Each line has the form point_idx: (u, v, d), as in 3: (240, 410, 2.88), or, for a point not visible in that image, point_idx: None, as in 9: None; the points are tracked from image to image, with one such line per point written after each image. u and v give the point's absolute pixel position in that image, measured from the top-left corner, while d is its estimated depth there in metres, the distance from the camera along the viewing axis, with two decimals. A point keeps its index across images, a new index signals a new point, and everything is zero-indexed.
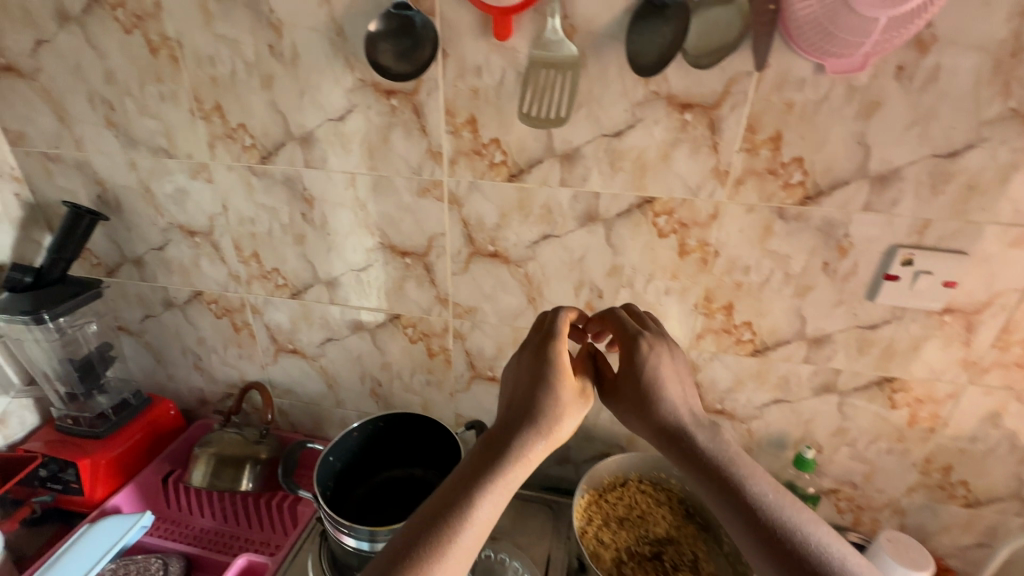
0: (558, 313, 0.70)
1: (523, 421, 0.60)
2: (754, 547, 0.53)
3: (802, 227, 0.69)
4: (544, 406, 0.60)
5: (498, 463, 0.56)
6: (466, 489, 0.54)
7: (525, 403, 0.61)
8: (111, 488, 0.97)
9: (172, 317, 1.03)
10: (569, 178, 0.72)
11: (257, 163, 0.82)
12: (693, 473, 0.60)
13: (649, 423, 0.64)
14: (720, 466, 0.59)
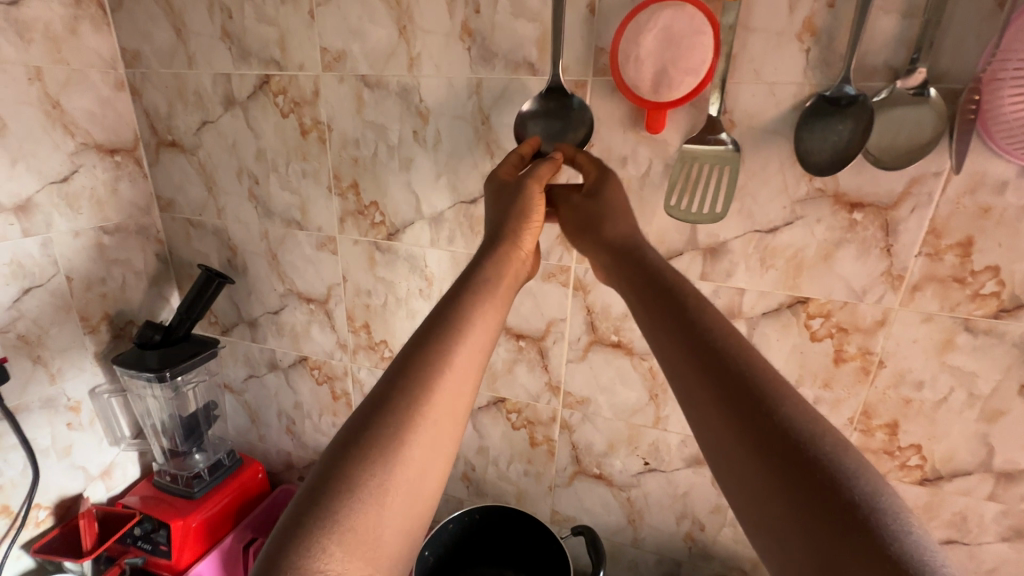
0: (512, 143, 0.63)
1: (466, 286, 0.48)
2: (718, 408, 0.38)
3: (995, 344, 0.60)
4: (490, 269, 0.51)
5: (421, 342, 0.43)
6: (397, 367, 0.42)
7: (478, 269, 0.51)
8: (196, 553, 0.94)
9: (274, 379, 1.05)
10: (711, 272, 0.68)
11: (383, 239, 0.84)
12: (642, 302, 0.48)
13: (633, 268, 0.51)
14: (734, 352, 0.40)
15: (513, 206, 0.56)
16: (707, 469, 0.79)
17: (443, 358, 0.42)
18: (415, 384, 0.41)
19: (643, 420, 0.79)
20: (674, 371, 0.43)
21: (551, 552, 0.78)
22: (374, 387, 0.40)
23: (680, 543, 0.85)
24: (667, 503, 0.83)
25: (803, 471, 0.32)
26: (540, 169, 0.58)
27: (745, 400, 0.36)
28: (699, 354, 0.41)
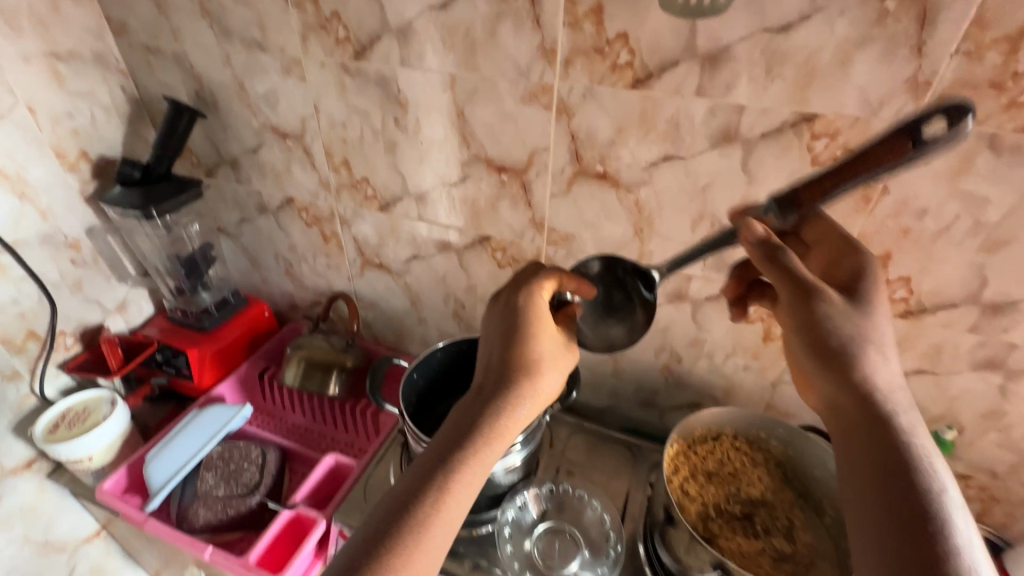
0: (529, 289, 0.60)
1: (495, 397, 0.54)
2: (882, 514, 0.44)
3: (1018, 162, 0.54)
4: (512, 393, 0.54)
5: (448, 458, 0.51)
6: (424, 470, 0.51)
7: (500, 364, 0.56)
8: (216, 377, 1.05)
9: (265, 222, 1.05)
10: (709, 86, 0.60)
11: (351, 60, 0.76)
12: (845, 401, 0.51)
13: (814, 329, 0.52)
14: (903, 467, 0.45)
15: (520, 339, 0.57)
16: (688, 304, 0.79)
17: (443, 481, 0.50)
18: (432, 480, 0.50)
19: (626, 257, 0.78)
20: (833, 400, 0.52)
21: None
22: (397, 492, 0.50)
23: (657, 374, 0.89)
24: (647, 337, 0.85)
25: (904, 507, 0.43)
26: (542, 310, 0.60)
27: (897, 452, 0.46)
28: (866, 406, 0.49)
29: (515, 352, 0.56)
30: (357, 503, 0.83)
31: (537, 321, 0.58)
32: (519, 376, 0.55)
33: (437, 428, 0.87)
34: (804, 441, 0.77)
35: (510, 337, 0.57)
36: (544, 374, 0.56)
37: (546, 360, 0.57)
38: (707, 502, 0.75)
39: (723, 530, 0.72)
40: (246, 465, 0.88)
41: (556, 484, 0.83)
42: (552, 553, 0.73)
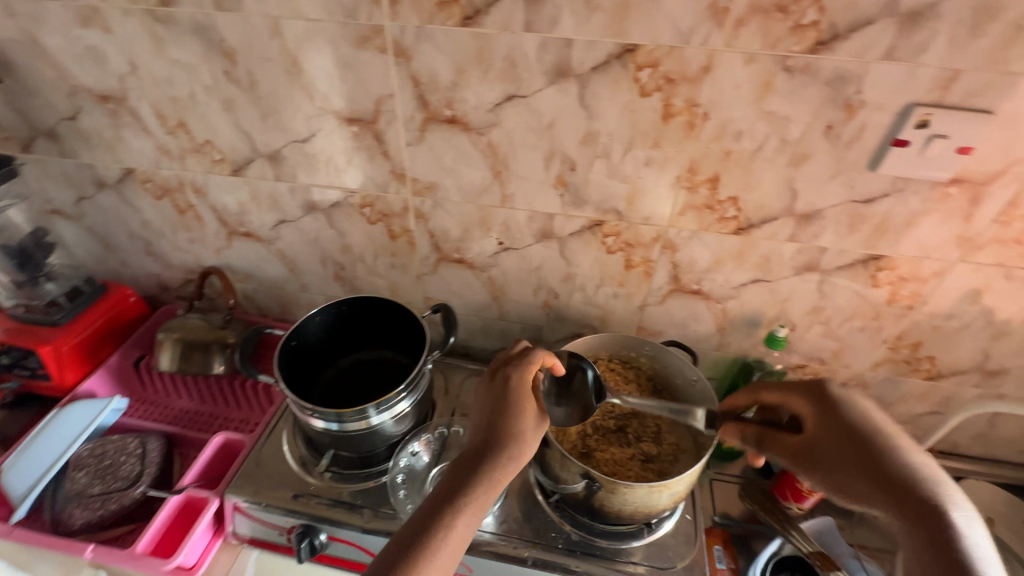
0: (525, 364, 0.64)
1: (483, 469, 0.58)
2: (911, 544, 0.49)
3: (808, 81, 0.59)
4: (494, 458, 0.59)
5: (444, 507, 0.56)
6: (423, 520, 0.55)
7: (479, 452, 0.59)
8: (81, 373, 0.96)
9: (107, 199, 0.94)
10: (536, 20, 0.60)
11: (159, 6, 0.67)
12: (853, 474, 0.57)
13: (808, 443, 0.62)
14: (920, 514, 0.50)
15: (518, 415, 0.61)
16: (555, 242, 0.82)
17: (445, 528, 0.54)
18: (433, 529, 0.54)
19: (491, 201, 0.79)
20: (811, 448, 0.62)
21: (414, 329, 0.84)
22: (398, 537, 0.55)
23: (540, 312, 0.93)
24: (524, 277, 0.88)
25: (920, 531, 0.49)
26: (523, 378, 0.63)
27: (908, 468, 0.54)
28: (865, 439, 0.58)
29: (506, 431, 0.60)
30: (250, 475, 0.82)
31: (524, 398, 0.62)
32: (506, 449, 0.59)
33: (329, 392, 0.87)
34: (667, 357, 0.84)
35: (512, 408, 0.61)
36: (526, 447, 0.60)
37: (531, 433, 0.61)
38: (584, 424, 0.82)
39: (598, 447, 0.79)
40: (124, 458, 0.83)
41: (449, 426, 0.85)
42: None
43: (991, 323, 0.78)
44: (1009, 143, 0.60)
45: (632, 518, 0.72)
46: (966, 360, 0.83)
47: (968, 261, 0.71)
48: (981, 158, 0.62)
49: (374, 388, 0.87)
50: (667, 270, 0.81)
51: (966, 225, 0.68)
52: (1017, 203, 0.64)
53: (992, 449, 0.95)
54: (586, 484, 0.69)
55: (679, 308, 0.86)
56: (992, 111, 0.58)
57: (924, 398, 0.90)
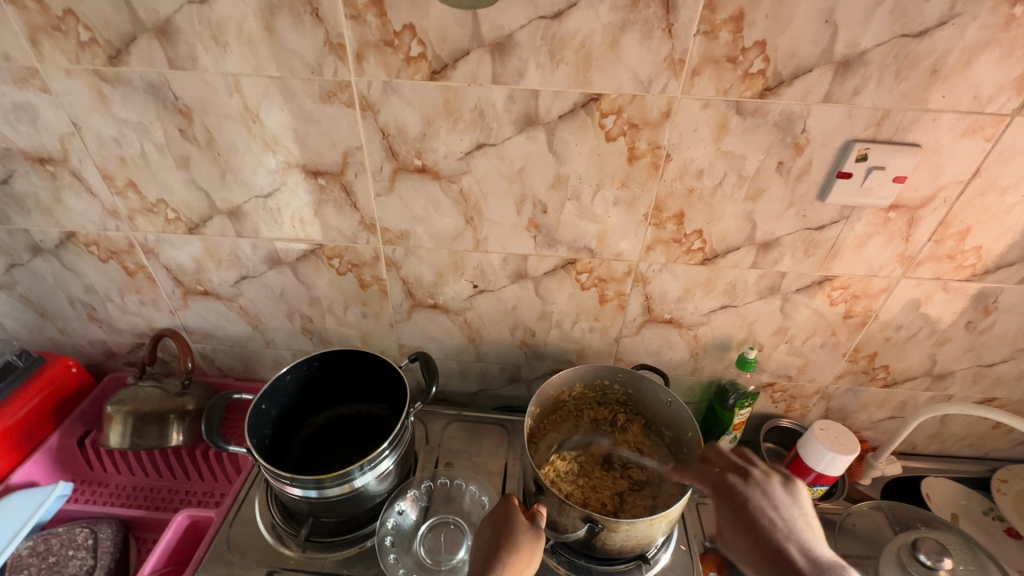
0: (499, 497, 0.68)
1: None
2: None
3: (759, 123, 0.64)
4: (504, 569, 0.60)
5: None
6: None
7: (481, 565, 0.61)
8: (16, 459, 0.86)
9: (45, 264, 0.87)
10: (503, 74, 0.62)
11: (105, 66, 0.65)
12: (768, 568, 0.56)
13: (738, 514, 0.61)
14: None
15: (515, 525, 0.64)
16: (530, 282, 0.82)
17: None
18: None
19: (464, 246, 0.78)
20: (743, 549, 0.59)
21: (392, 379, 0.81)
22: None
23: (517, 351, 0.92)
24: (500, 318, 0.88)
25: None
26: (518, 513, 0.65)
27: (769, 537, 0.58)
28: (739, 510, 0.61)
29: (508, 540, 0.62)
30: (221, 555, 0.75)
31: (510, 517, 0.65)
32: (508, 555, 0.61)
33: (304, 453, 0.83)
34: (641, 381, 0.83)
35: (508, 520, 0.64)
36: (530, 556, 0.62)
37: (536, 544, 0.63)
38: (577, 469, 0.83)
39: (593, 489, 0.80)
40: (71, 552, 0.75)
41: (434, 477, 0.83)
42: (439, 548, 0.74)
43: (935, 331, 0.84)
44: (937, 171, 0.66)
45: (631, 551, 0.72)
46: (917, 367, 0.90)
47: (910, 276, 0.77)
48: (913, 185, 0.68)
49: (353, 446, 0.83)
50: (640, 302, 0.83)
51: (906, 244, 0.74)
52: (948, 222, 0.71)
53: (945, 446, 1.02)
54: (589, 527, 0.67)
55: (653, 337, 0.88)
56: (919, 144, 0.64)
57: (883, 405, 0.96)
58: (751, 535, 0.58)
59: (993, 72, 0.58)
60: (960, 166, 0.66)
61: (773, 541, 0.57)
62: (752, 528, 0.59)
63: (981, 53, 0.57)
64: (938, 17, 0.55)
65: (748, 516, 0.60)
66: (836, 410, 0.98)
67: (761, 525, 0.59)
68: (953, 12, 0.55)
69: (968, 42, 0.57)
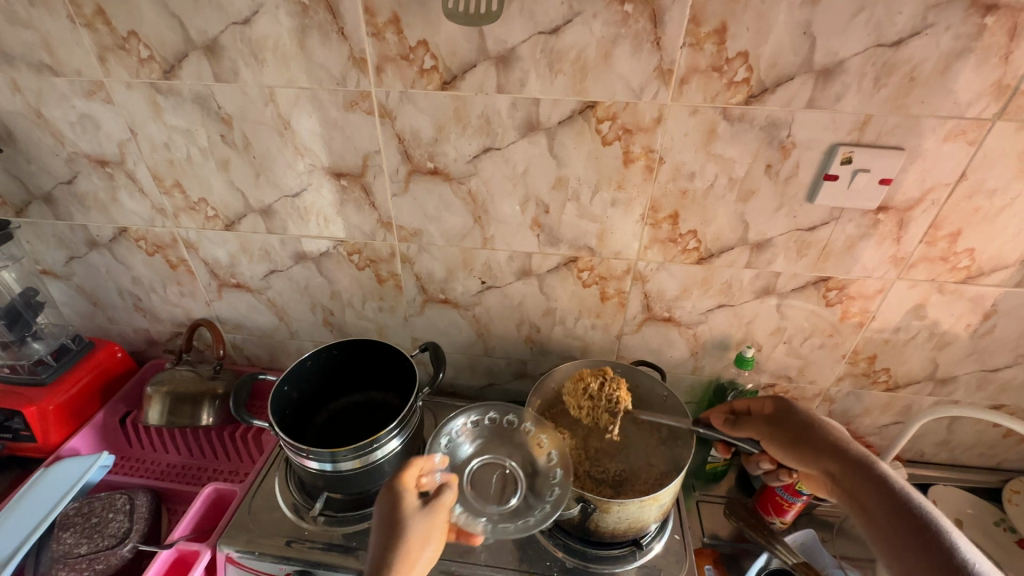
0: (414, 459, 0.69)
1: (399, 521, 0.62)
2: (890, 517, 0.58)
3: (746, 128, 0.68)
4: (399, 561, 0.60)
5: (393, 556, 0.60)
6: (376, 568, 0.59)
7: (380, 553, 0.60)
8: (66, 433, 0.94)
9: (99, 258, 0.97)
10: (506, 84, 0.68)
11: (161, 80, 0.74)
12: (848, 480, 0.64)
13: (792, 435, 0.70)
14: (898, 496, 0.59)
15: (405, 515, 0.63)
16: (534, 279, 0.87)
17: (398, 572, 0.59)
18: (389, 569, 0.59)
19: (472, 244, 0.84)
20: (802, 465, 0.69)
21: (404, 368, 0.87)
22: None
23: (523, 346, 0.97)
24: (507, 313, 0.93)
25: (889, 508, 0.59)
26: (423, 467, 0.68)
27: (865, 467, 0.64)
28: (796, 433, 0.70)
29: (398, 531, 0.61)
30: (242, 523, 0.82)
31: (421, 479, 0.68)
32: (403, 547, 0.60)
33: (320, 434, 0.89)
34: (637, 376, 0.89)
35: (396, 512, 0.63)
36: (426, 541, 0.62)
37: (430, 528, 0.63)
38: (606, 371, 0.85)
39: (600, 397, 0.82)
40: (112, 514, 0.83)
41: (480, 412, 0.88)
42: (484, 489, 0.79)
43: (934, 334, 0.85)
44: (923, 174, 0.69)
45: (625, 535, 0.75)
46: (919, 371, 0.90)
47: (905, 278, 0.79)
48: (900, 187, 0.70)
49: (366, 428, 0.89)
50: (639, 300, 0.87)
51: (898, 245, 0.76)
52: (938, 224, 0.73)
53: (955, 455, 1.01)
54: (581, 507, 0.73)
55: (653, 335, 0.92)
56: (902, 148, 0.67)
57: (887, 409, 0.96)
58: (825, 457, 0.67)
59: (969, 79, 0.61)
60: (946, 169, 0.68)
61: (859, 465, 0.64)
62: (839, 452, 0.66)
63: (956, 61, 0.60)
64: (911, 27, 0.59)
65: (830, 450, 0.67)
66: (839, 413, 0.98)
67: (837, 449, 0.66)
68: (926, 22, 0.59)
69: (943, 51, 0.60)
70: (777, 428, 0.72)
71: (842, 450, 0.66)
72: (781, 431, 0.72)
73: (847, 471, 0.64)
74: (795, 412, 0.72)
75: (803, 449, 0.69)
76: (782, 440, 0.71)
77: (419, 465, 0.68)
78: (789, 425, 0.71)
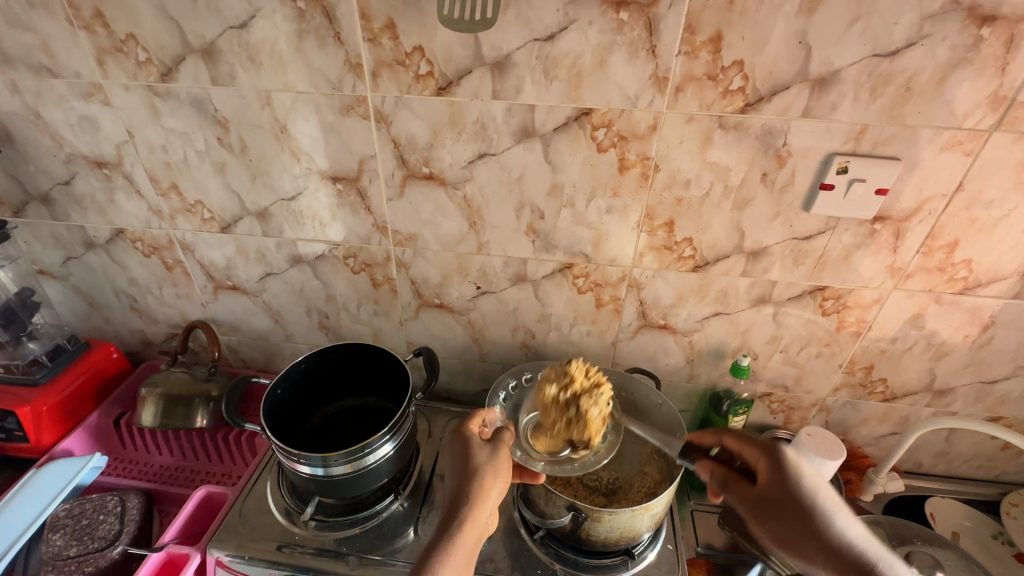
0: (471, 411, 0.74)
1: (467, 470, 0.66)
2: None
3: (741, 136, 0.68)
4: (475, 495, 0.63)
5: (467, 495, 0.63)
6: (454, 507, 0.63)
7: (456, 490, 0.64)
8: (60, 433, 0.94)
9: (96, 258, 0.97)
10: (502, 90, 0.68)
11: (158, 82, 0.74)
12: None
13: (778, 500, 0.67)
14: None
15: (474, 454, 0.67)
16: (529, 285, 0.87)
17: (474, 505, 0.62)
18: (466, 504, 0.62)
19: (468, 249, 0.84)
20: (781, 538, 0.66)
21: (398, 372, 0.87)
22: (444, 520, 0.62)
23: (518, 352, 0.97)
24: (502, 319, 0.93)
25: None
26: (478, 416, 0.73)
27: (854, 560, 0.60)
28: (785, 503, 0.66)
29: (472, 468, 0.65)
30: (232, 527, 0.81)
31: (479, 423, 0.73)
32: (479, 481, 0.64)
33: (313, 438, 0.88)
34: (631, 384, 0.89)
35: (468, 454, 0.67)
36: (497, 476, 0.65)
37: (500, 463, 0.66)
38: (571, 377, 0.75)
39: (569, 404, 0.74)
40: (103, 516, 0.82)
41: (534, 372, 0.89)
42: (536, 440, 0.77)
43: (932, 345, 0.85)
44: (919, 184, 0.69)
45: (617, 544, 0.74)
46: (916, 382, 0.90)
47: (902, 288, 0.79)
48: (897, 197, 0.70)
49: (358, 433, 0.88)
50: (635, 307, 0.87)
51: (895, 256, 0.76)
52: (935, 234, 0.73)
53: (953, 467, 1.00)
54: (572, 516, 0.71)
55: (649, 342, 0.92)
56: (898, 158, 0.66)
57: (884, 419, 0.95)
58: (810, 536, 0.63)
59: (967, 90, 0.61)
60: (942, 179, 0.68)
61: (846, 559, 0.60)
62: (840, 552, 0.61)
63: (952, 72, 0.60)
64: (907, 38, 0.59)
65: (818, 534, 0.63)
66: (835, 423, 0.98)
67: (825, 539, 0.62)
68: (921, 33, 0.58)
69: (939, 62, 0.60)
70: (766, 489, 0.69)
71: (833, 538, 0.62)
72: (769, 494, 0.68)
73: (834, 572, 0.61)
74: (795, 481, 0.66)
75: (794, 531, 0.65)
76: (768, 509, 0.68)
77: (480, 417, 0.74)
78: (789, 499, 0.66)
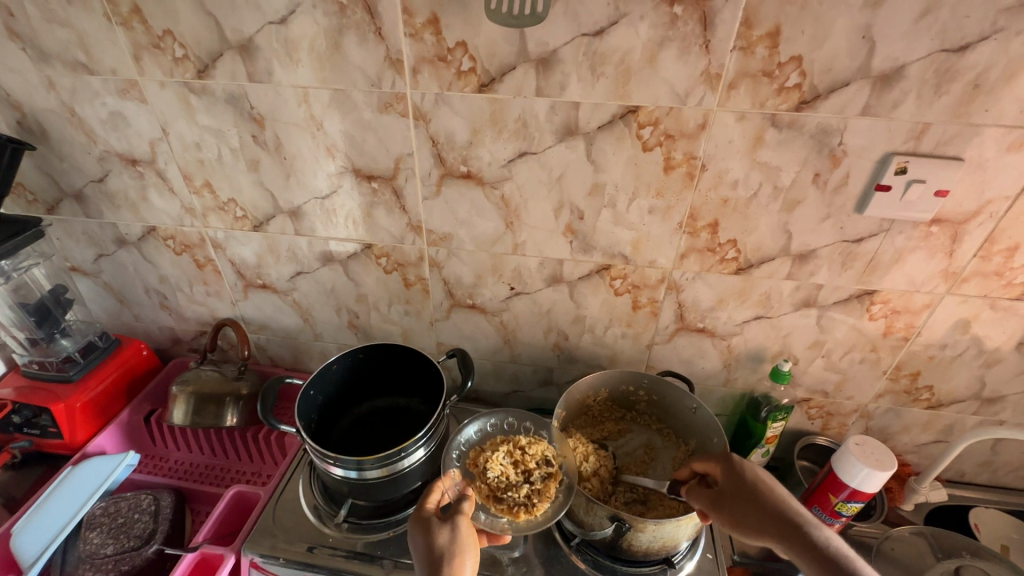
0: (424, 490, 0.68)
1: (436, 562, 0.60)
2: None
3: (795, 135, 0.65)
4: None
5: None
6: None
7: None
8: (92, 431, 0.94)
9: (128, 255, 0.97)
10: (546, 87, 0.66)
11: (193, 79, 0.73)
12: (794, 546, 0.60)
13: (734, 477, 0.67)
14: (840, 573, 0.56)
15: (438, 536, 0.62)
16: (565, 286, 0.85)
17: None
18: None
19: (503, 249, 0.82)
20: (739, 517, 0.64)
21: (431, 374, 0.86)
22: None
23: (550, 354, 0.95)
24: (535, 320, 0.91)
25: None
26: (430, 494, 0.67)
27: (805, 532, 0.60)
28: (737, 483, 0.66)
29: (437, 551, 0.61)
30: (266, 528, 0.81)
31: (433, 495, 0.68)
32: (449, 564, 0.60)
33: (343, 441, 0.87)
34: (665, 387, 0.85)
35: (431, 534, 0.63)
36: (466, 555, 0.61)
37: (464, 539, 0.62)
38: (488, 459, 0.74)
39: (501, 485, 0.72)
40: (138, 515, 0.83)
41: (491, 419, 0.84)
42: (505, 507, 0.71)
43: (983, 352, 0.81)
44: (981, 185, 0.66)
45: (657, 553, 0.73)
46: (965, 389, 0.87)
47: (955, 293, 0.76)
48: (956, 199, 0.67)
49: (391, 435, 0.87)
50: (672, 309, 0.85)
51: (950, 260, 0.73)
52: (994, 238, 0.70)
53: (997, 476, 0.97)
54: (616, 526, 0.70)
55: (686, 345, 0.89)
56: (961, 158, 0.63)
57: (927, 427, 0.93)
58: (757, 504, 0.63)
59: None
60: (1007, 180, 0.65)
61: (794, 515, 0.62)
62: (775, 521, 0.62)
63: None
64: (979, 32, 0.56)
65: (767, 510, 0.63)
66: (876, 430, 0.95)
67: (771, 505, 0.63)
68: (995, 27, 0.55)
69: (1012, 57, 0.57)
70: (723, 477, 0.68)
71: (784, 514, 0.62)
72: (729, 495, 0.66)
73: (790, 544, 0.60)
74: (742, 473, 0.66)
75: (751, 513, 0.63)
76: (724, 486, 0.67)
77: (440, 488, 0.69)
78: (736, 484, 0.66)
